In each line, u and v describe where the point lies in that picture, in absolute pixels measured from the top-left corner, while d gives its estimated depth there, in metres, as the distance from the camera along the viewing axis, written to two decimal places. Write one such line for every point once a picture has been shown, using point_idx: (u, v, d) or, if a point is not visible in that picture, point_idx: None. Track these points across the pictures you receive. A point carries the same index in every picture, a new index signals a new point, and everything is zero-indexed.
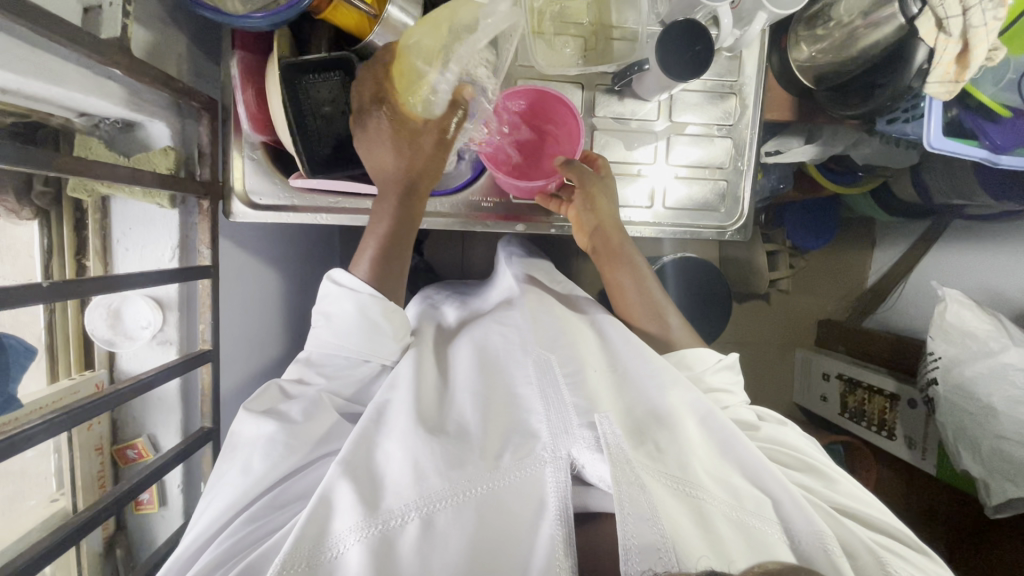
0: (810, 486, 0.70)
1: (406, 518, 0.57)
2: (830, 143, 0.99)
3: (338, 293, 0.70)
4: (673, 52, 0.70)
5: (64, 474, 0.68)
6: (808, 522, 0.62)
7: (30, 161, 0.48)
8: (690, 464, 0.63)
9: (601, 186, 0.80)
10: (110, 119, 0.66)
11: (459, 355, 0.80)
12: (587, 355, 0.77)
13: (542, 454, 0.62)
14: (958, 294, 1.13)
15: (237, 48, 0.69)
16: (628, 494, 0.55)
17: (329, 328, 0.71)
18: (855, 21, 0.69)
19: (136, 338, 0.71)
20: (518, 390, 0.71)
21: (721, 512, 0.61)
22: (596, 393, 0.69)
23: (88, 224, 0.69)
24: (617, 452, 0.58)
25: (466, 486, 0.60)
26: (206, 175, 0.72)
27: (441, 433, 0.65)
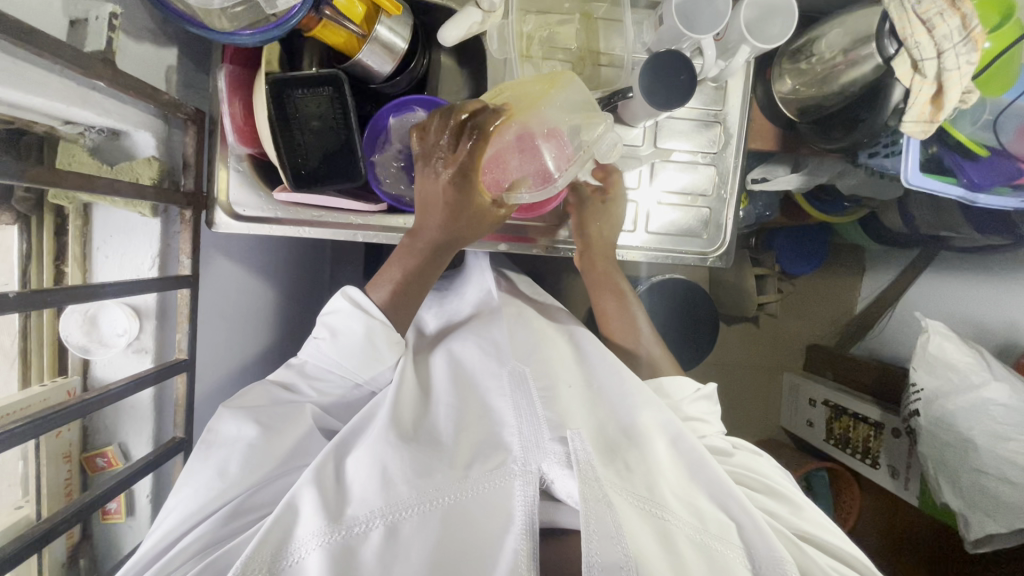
0: (776, 513, 0.69)
1: (370, 525, 0.57)
2: (816, 174, 1.00)
3: (351, 311, 0.71)
4: (661, 82, 0.71)
5: (30, 480, 0.68)
6: (769, 546, 0.60)
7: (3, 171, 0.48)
8: (658, 483, 0.63)
9: (601, 210, 0.84)
10: (95, 128, 0.66)
11: (438, 367, 0.81)
12: (563, 372, 0.78)
13: (512, 467, 0.63)
14: (940, 325, 1.13)
15: (226, 62, 0.69)
16: (594, 511, 0.55)
17: (333, 346, 0.72)
18: (836, 58, 0.70)
19: (111, 346, 0.71)
20: (492, 402, 0.73)
21: (686, 535, 0.60)
22: (569, 409, 0.69)
23: (68, 231, 0.69)
24: (585, 467, 0.59)
25: (433, 495, 0.60)
26: (190, 186, 0.72)
27: (412, 440, 0.65)
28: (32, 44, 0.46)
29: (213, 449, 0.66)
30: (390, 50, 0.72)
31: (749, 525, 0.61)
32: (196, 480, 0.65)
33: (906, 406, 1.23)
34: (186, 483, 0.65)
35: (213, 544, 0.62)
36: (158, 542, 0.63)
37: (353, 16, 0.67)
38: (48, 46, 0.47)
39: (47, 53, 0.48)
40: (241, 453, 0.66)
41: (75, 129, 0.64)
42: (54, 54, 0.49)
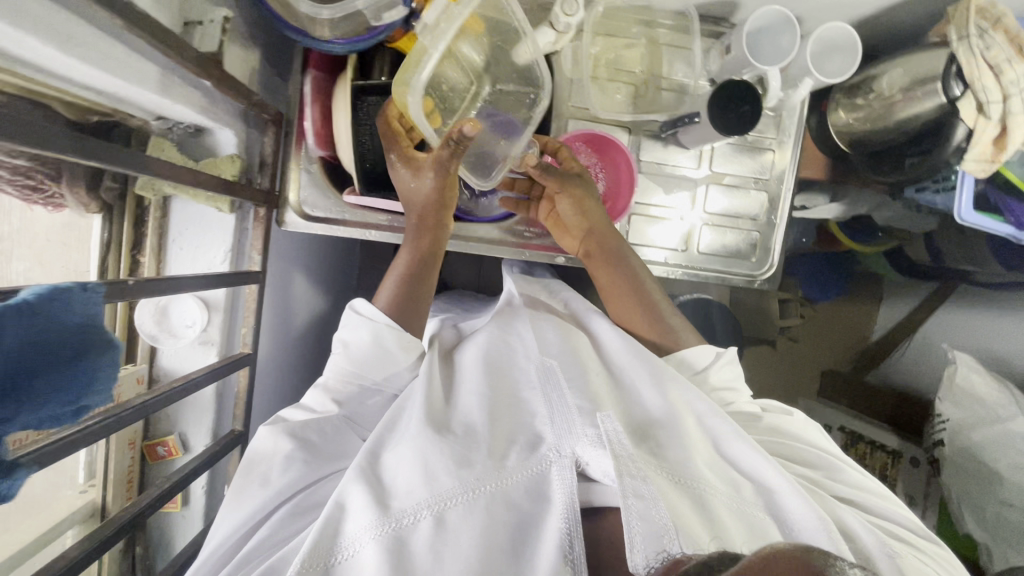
0: (808, 474, 0.68)
1: (418, 517, 0.55)
2: (855, 203, 1.03)
3: (357, 319, 0.69)
4: (726, 109, 0.74)
5: (96, 465, 0.69)
6: (813, 511, 0.56)
7: (119, 160, 0.50)
8: (692, 457, 0.60)
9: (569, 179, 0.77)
10: (183, 124, 0.68)
11: (463, 361, 0.77)
12: (589, 358, 0.74)
13: (548, 453, 0.60)
14: (968, 357, 1.16)
15: (311, 68, 0.73)
16: (631, 487, 0.52)
17: (345, 356, 0.70)
18: (895, 97, 0.74)
19: (181, 337, 0.72)
20: (522, 390, 0.69)
21: (726, 502, 0.57)
22: (600, 392, 0.65)
23: (147, 222, 0.71)
24: (618, 447, 0.56)
25: (475, 482, 0.57)
26: (265, 184, 0.74)
27: (448, 432, 0.62)
28: (166, 43, 0.48)
29: (258, 458, 0.66)
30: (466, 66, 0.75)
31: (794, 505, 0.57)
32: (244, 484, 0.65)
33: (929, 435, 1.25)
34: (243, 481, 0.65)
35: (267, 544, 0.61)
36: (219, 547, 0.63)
37: None
38: (177, 46, 0.49)
39: (175, 53, 0.50)
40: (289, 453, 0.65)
41: (165, 124, 0.66)
42: (180, 54, 0.51)
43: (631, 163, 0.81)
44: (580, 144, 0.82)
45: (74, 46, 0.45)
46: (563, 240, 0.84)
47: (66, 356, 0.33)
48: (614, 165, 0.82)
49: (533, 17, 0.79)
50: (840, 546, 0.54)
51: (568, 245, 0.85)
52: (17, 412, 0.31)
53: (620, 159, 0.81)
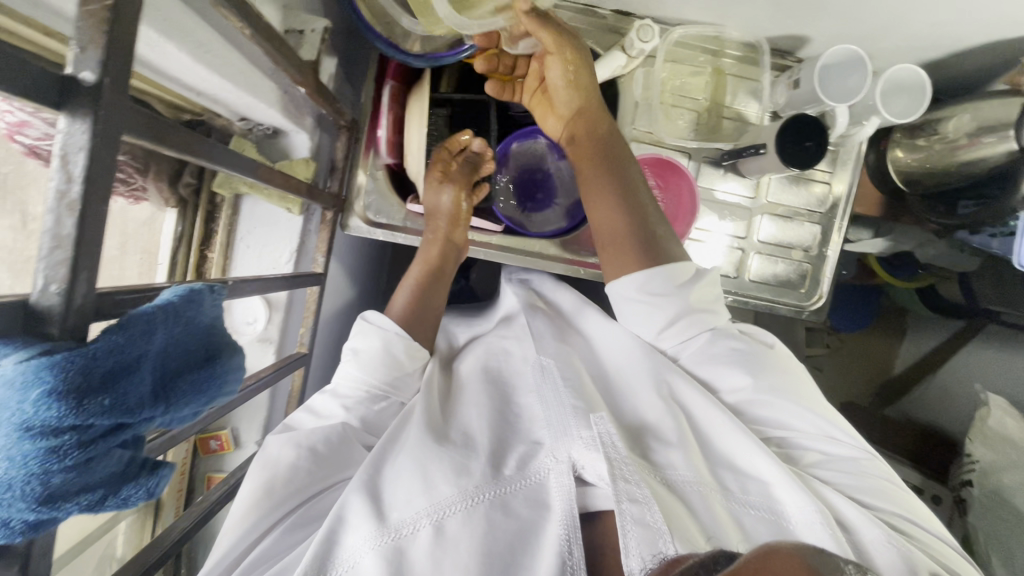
0: (803, 460, 0.63)
1: (417, 526, 0.54)
2: (900, 239, 1.03)
3: (366, 328, 0.70)
4: (793, 140, 0.75)
5: None
6: (806, 507, 0.53)
7: (245, 167, 0.50)
8: (684, 461, 0.59)
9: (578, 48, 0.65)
10: (262, 126, 0.69)
11: (465, 374, 0.77)
12: (584, 367, 0.74)
13: (544, 459, 0.60)
14: (1001, 401, 1.16)
15: (390, 78, 0.75)
16: (626, 492, 0.52)
17: (355, 363, 0.68)
18: (959, 140, 0.75)
19: (242, 333, 0.73)
20: (520, 399, 0.70)
21: (720, 505, 0.55)
22: (595, 399, 0.66)
23: (218, 218, 0.72)
24: (614, 450, 0.56)
25: (475, 491, 0.57)
26: (334, 188, 0.75)
27: (447, 443, 0.63)
28: (282, 52, 0.49)
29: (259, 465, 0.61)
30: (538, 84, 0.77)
31: (791, 513, 0.54)
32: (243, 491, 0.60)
33: (956, 475, 1.24)
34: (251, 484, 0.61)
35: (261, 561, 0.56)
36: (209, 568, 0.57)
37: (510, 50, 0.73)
38: (290, 55, 0.51)
39: (289, 63, 0.51)
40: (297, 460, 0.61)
41: (247, 124, 0.68)
42: (292, 65, 0.52)
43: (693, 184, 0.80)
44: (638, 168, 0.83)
45: (199, 51, 0.46)
46: (552, 121, 0.74)
47: (200, 357, 0.35)
48: (676, 187, 0.82)
49: (604, 41, 0.81)
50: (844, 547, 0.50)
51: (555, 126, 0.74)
52: (164, 412, 0.32)
53: (680, 181, 0.81)
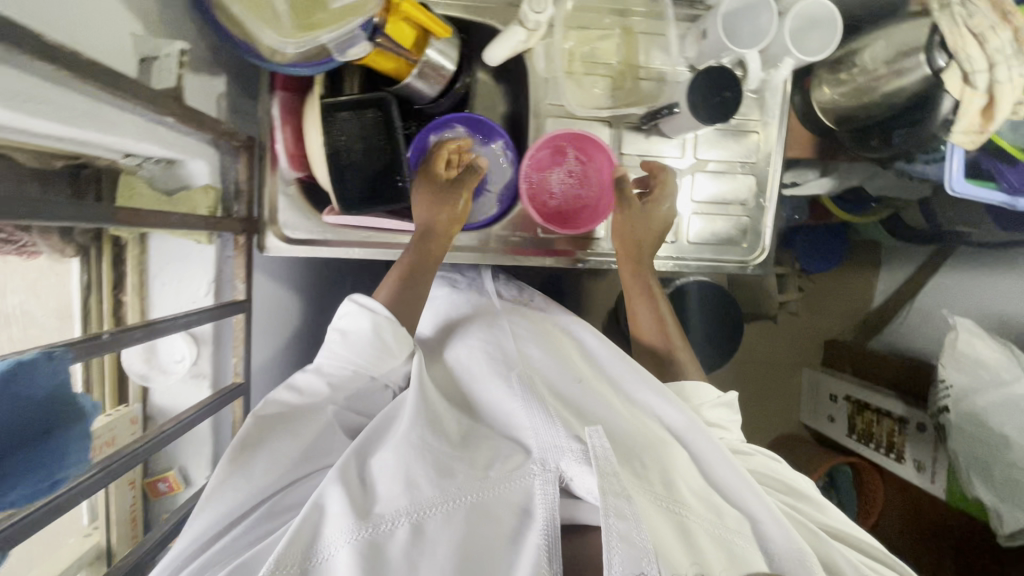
0: (798, 507, 0.66)
1: (396, 524, 0.52)
2: (847, 176, 1.01)
3: (355, 311, 0.66)
4: (705, 96, 0.72)
5: (98, 508, 0.69)
6: (788, 537, 0.56)
7: (90, 216, 0.50)
8: (677, 481, 0.59)
9: (641, 213, 0.81)
10: (152, 159, 0.65)
11: (452, 372, 0.75)
12: (573, 370, 0.73)
13: (531, 467, 0.59)
14: (969, 323, 1.13)
15: (278, 89, 0.71)
16: (615, 507, 0.49)
17: (342, 344, 0.65)
18: (879, 71, 0.71)
19: (171, 373, 0.72)
20: (506, 399, 0.67)
21: (705, 529, 0.56)
22: (586, 413, 0.66)
23: (125, 260, 0.70)
24: (606, 464, 0.53)
25: (457, 493, 0.55)
26: (243, 211, 0.73)
27: (436, 438, 0.61)
28: (113, 85, 0.46)
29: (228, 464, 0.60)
30: (437, 72, 0.73)
31: (766, 525, 0.57)
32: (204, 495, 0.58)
33: (933, 401, 1.23)
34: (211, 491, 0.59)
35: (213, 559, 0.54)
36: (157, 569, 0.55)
37: (403, 39, 0.67)
38: (128, 88, 0.48)
39: (129, 96, 0.49)
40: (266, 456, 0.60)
41: (134, 160, 0.64)
42: (136, 97, 0.50)
43: (611, 156, 0.80)
44: (546, 151, 0.80)
45: (23, 102, 0.44)
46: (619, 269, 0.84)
47: (34, 435, 0.40)
48: (593, 161, 0.81)
49: (503, 16, 0.76)
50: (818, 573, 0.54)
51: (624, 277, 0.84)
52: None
53: (597, 155, 0.81)
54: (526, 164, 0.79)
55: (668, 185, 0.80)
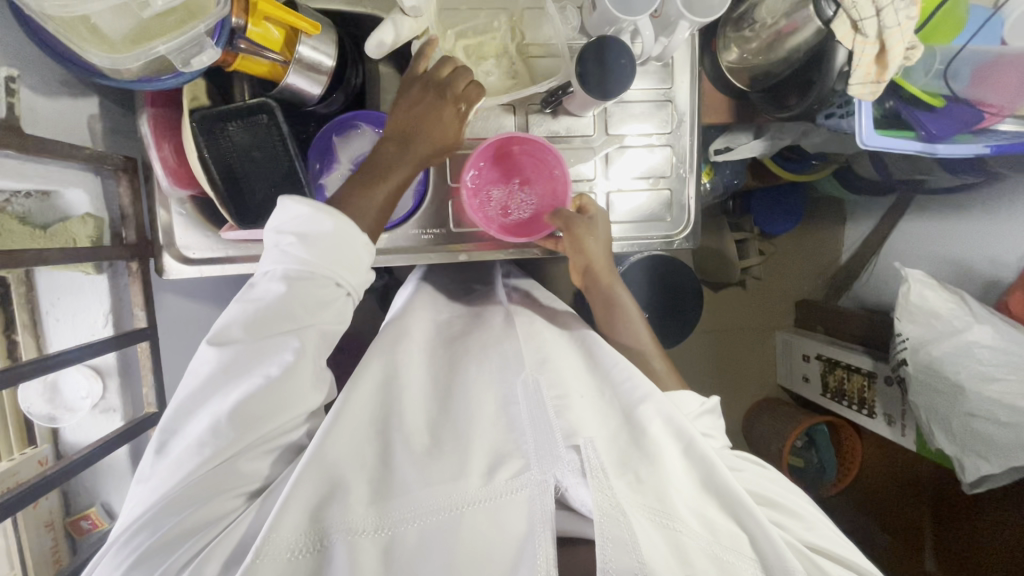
0: (786, 525, 0.65)
1: (391, 534, 0.55)
2: (778, 137, 0.98)
3: (321, 219, 0.61)
4: (598, 69, 0.69)
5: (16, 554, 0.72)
6: (779, 553, 0.57)
7: None
8: (671, 493, 0.58)
9: (589, 228, 0.77)
10: (22, 192, 0.65)
11: (454, 372, 0.73)
12: (574, 380, 0.70)
13: (530, 478, 0.57)
14: (920, 274, 1.11)
15: (148, 105, 0.67)
16: (607, 523, 0.52)
17: (303, 248, 0.60)
18: (778, 23, 0.68)
19: (77, 409, 0.71)
20: (509, 404, 0.65)
21: (700, 546, 0.56)
22: (583, 420, 0.62)
23: (13, 300, 0.69)
24: (599, 476, 0.55)
25: (452, 501, 0.56)
26: (132, 236, 0.70)
27: (430, 451, 0.61)
28: None
29: (200, 401, 0.58)
30: (318, 70, 0.69)
31: (760, 539, 0.58)
32: (181, 434, 0.58)
33: (893, 355, 1.21)
34: (187, 432, 0.58)
35: (214, 493, 0.57)
36: (146, 494, 0.57)
37: (269, 43, 0.64)
38: None
39: None
40: (238, 398, 0.57)
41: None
42: None
43: (559, 156, 0.75)
44: (488, 154, 0.75)
45: None
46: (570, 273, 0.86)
47: None
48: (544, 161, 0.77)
49: (384, 3, 0.73)
50: None
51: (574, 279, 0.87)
52: None
53: (547, 155, 0.76)
54: (471, 171, 0.75)
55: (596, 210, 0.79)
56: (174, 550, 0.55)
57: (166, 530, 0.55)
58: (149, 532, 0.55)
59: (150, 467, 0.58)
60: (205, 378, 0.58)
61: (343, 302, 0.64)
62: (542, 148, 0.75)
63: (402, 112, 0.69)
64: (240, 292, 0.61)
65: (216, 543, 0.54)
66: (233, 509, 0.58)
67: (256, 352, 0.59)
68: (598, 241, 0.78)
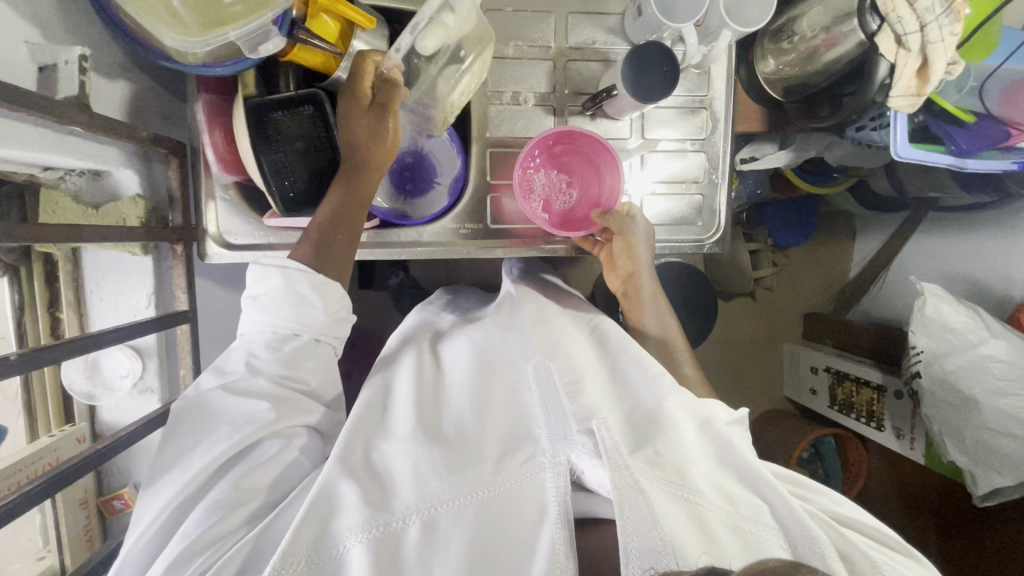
0: (810, 499, 0.68)
1: (407, 521, 0.56)
2: (804, 148, 1.00)
3: (265, 272, 0.65)
4: (641, 74, 0.71)
5: (51, 532, 0.75)
6: (804, 525, 0.58)
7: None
8: (689, 468, 0.60)
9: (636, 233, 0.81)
10: (75, 171, 0.65)
11: (454, 366, 0.75)
12: (585, 364, 0.73)
13: (542, 459, 0.60)
14: (936, 288, 1.13)
15: (203, 91, 0.69)
16: (629, 500, 0.52)
17: (255, 309, 0.65)
18: (816, 37, 0.70)
19: (116, 389, 0.72)
20: (519, 392, 0.68)
21: (722, 519, 0.57)
22: (597, 402, 0.65)
23: (59, 278, 0.69)
24: (618, 457, 0.55)
25: (467, 490, 0.58)
26: (178, 220, 0.71)
27: (439, 440, 0.63)
28: (10, 101, 0.45)
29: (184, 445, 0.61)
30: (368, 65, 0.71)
31: (782, 510, 0.59)
32: (186, 459, 0.60)
33: (906, 367, 1.23)
34: (194, 455, 0.60)
35: (229, 508, 0.58)
36: (161, 515, 0.58)
37: (328, 35, 0.66)
38: (27, 101, 0.46)
39: (27, 108, 0.47)
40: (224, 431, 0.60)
41: (54, 173, 0.63)
42: (34, 109, 0.48)
43: (618, 158, 0.78)
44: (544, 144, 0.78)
45: None
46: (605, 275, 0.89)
47: None
48: (603, 166, 0.80)
49: None
50: (831, 564, 0.55)
51: (609, 280, 0.90)
52: None
53: (606, 156, 0.79)
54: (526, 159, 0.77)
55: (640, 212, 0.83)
56: (194, 561, 0.55)
57: (187, 544, 0.55)
58: (169, 552, 0.55)
59: (163, 485, 0.60)
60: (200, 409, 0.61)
61: (310, 347, 0.66)
62: (597, 146, 0.79)
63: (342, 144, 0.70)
64: (214, 361, 0.65)
65: (230, 555, 0.54)
66: (236, 526, 0.58)
67: (246, 383, 0.63)
68: (645, 240, 0.82)
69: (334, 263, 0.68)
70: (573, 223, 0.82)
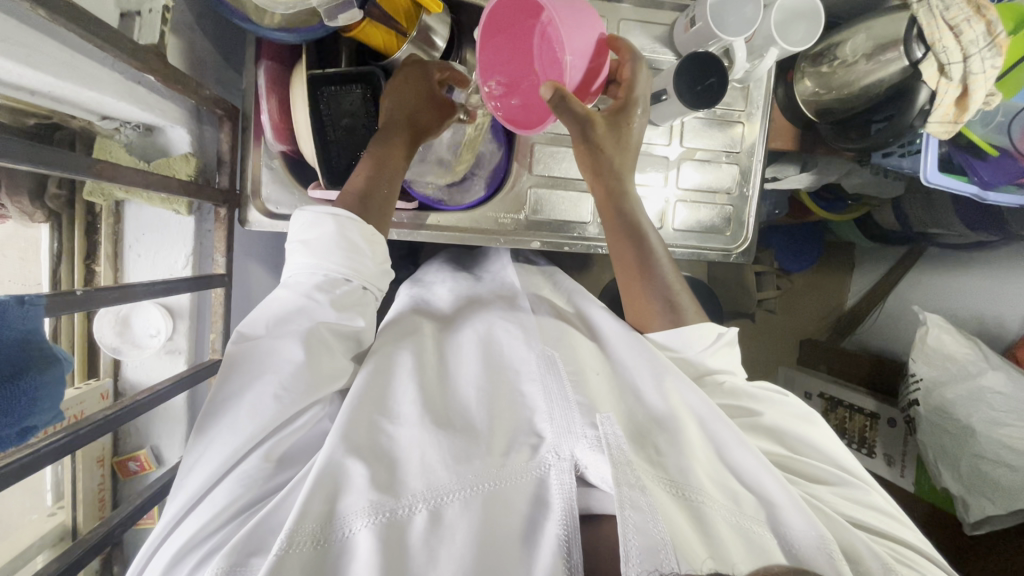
0: (819, 494, 0.65)
1: (415, 508, 0.52)
2: (824, 172, 1.03)
3: (315, 216, 0.61)
4: (681, 77, 0.72)
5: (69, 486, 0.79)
6: (812, 529, 0.56)
7: (74, 166, 0.45)
8: (694, 470, 0.58)
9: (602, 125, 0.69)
10: (132, 123, 0.66)
11: (451, 352, 0.71)
12: (589, 358, 0.70)
13: (546, 456, 0.57)
14: (939, 318, 1.19)
15: (264, 58, 0.70)
16: (629, 498, 0.49)
17: (305, 252, 0.60)
18: (860, 62, 0.74)
19: (146, 347, 0.75)
20: (522, 383, 0.64)
21: (725, 518, 0.55)
22: (597, 394, 0.62)
23: (99, 228, 0.73)
24: (618, 453, 0.53)
25: (475, 479, 0.55)
26: (224, 183, 0.71)
27: (447, 426, 0.59)
28: (99, 35, 0.45)
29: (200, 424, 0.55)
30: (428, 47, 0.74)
31: (783, 505, 0.57)
32: (228, 418, 0.54)
33: (904, 395, 1.25)
34: (237, 415, 0.54)
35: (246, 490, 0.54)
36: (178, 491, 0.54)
37: (394, 9, 0.67)
38: (112, 38, 0.47)
39: (111, 46, 0.47)
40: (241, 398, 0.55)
41: (111, 124, 0.64)
42: (116, 47, 0.48)
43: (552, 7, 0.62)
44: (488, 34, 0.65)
45: None
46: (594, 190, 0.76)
47: (5, 373, 0.40)
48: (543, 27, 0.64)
49: None
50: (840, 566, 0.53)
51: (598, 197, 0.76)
52: None
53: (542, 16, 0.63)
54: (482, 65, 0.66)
55: (635, 87, 0.72)
56: (218, 533, 0.51)
57: (215, 512, 0.52)
58: (197, 517, 0.52)
59: (199, 447, 0.55)
60: (243, 361, 0.56)
61: (358, 297, 0.62)
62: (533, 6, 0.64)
63: (387, 99, 0.69)
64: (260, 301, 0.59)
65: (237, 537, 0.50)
66: (230, 514, 0.52)
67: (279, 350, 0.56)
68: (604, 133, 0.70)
69: (378, 208, 0.66)
70: (530, 111, 0.69)
